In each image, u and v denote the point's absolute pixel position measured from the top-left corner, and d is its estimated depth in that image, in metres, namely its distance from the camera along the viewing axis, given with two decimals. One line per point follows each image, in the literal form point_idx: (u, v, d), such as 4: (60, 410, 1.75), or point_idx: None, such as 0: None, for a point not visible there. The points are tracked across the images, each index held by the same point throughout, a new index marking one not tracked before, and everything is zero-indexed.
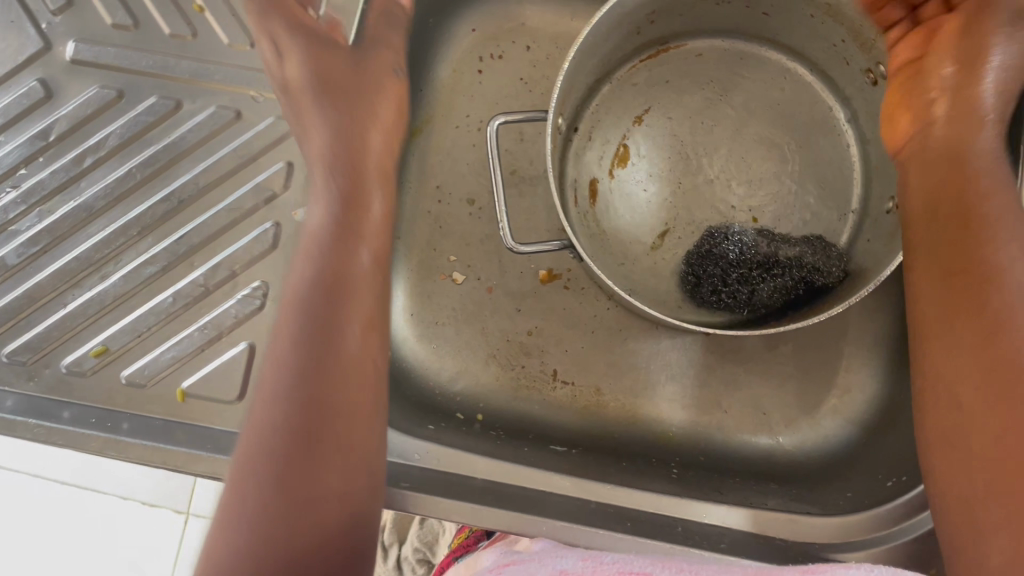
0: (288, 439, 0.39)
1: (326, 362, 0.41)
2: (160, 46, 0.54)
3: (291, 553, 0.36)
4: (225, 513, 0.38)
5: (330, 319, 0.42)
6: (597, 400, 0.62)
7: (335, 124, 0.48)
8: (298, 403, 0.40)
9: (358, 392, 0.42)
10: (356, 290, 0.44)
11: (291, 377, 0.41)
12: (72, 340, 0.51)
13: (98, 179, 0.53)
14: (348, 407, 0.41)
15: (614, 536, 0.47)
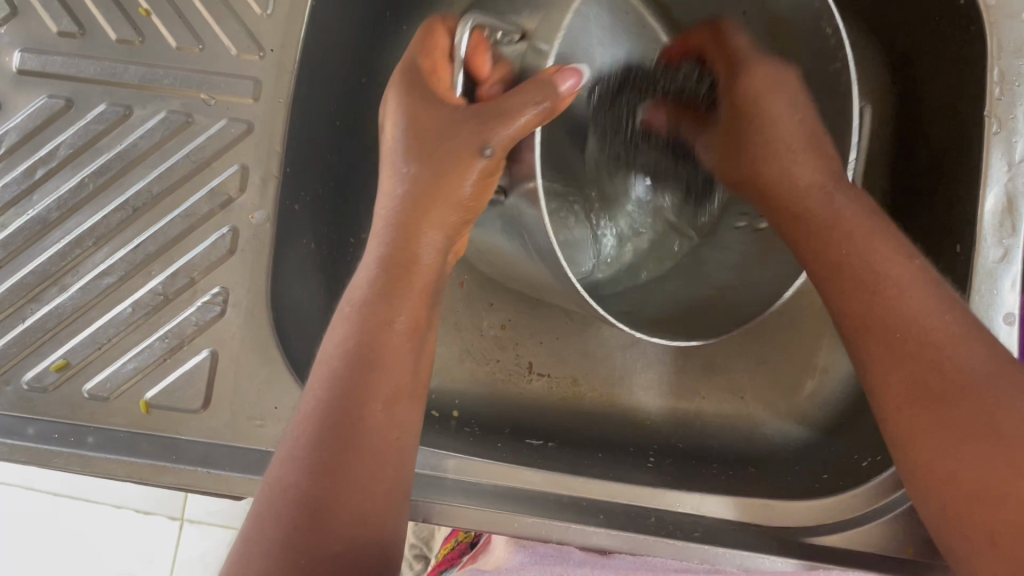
0: (308, 478, 0.37)
1: (355, 413, 0.39)
2: (106, 51, 0.53)
3: None
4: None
5: (363, 365, 0.40)
6: (574, 391, 0.62)
7: (413, 185, 0.43)
8: (321, 441, 0.38)
9: (390, 431, 0.40)
10: (403, 344, 0.42)
11: (320, 413, 0.39)
12: (32, 355, 0.50)
13: (51, 192, 0.52)
14: (378, 450, 0.39)
15: (589, 530, 0.46)
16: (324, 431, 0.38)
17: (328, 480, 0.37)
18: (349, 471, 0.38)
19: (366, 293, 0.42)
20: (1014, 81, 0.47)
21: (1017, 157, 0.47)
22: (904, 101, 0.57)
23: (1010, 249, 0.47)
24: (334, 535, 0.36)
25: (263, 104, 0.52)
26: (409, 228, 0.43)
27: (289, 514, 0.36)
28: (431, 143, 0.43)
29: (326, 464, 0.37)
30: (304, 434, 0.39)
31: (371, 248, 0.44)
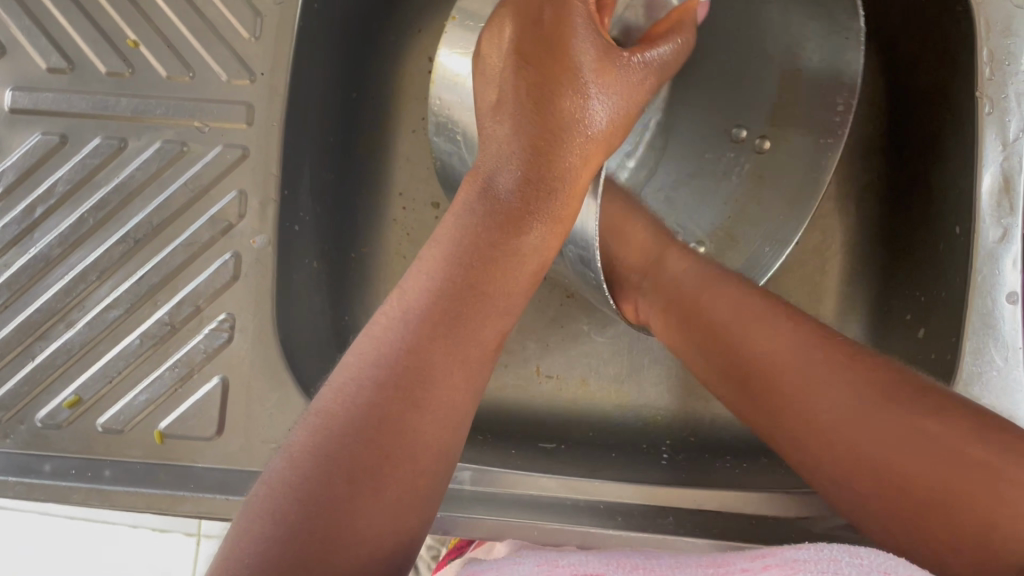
0: (396, 366, 0.35)
1: (431, 379, 0.35)
2: (96, 86, 0.53)
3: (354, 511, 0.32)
4: (296, 455, 0.34)
5: (485, 270, 0.37)
6: (584, 390, 0.62)
7: (540, 110, 0.38)
8: (423, 335, 0.35)
9: (450, 407, 0.35)
10: (519, 276, 0.38)
11: (409, 317, 0.36)
12: (43, 394, 0.50)
13: (51, 230, 0.52)
14: (433, 427, 0.35)
15: (609, 533, 0.47)
16: (384, 394, 0.34)
17: (417, 383, 0.35)
18: (429, 374, 0.35)
19: (482, 226, 0.37)
20: (1003, 61, 0.48)
21: (1011, 135, 0.47)
22: (895, 83, 0.57)
23: (1009, 228, 0.47)
24: (372, 514, 0.33)
25: (258, 128, 0.52)
26: (536, 157, 0.38)
27: (326, 478, 0.33)
28: (551, 87, 0.38)
29: (374, 433, 0.34)
30: (364, 394, 0.34)
31: (494, 172, 0.38)
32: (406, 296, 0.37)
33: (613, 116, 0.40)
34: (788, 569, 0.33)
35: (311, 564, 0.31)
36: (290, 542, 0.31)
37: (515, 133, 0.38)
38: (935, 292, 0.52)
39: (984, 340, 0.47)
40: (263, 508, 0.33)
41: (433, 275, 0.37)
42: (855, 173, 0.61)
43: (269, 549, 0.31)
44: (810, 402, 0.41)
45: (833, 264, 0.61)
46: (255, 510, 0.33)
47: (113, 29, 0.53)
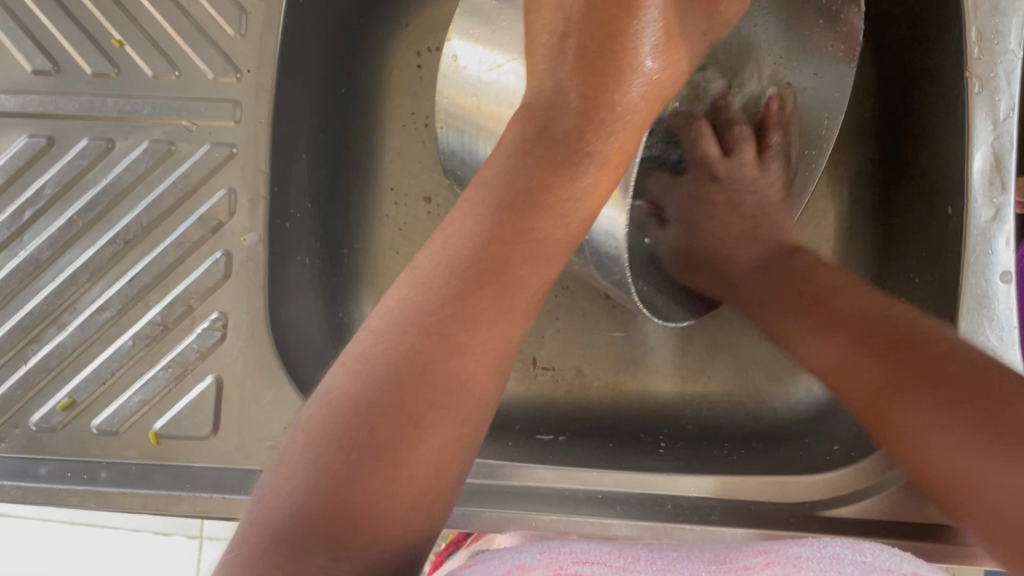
0: (444, 303, 0.34)
1: (470, 326, 0.34)
2: (82, 87, 0.53)
3: (396, 462, 0.31)
4: (341, 398, 0.33)
5: (530, 212, 0.36)
6: (581, 382, 0.62)
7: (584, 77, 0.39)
8: (470, 271, 0.35)
9: (493, 352, 0.34)
10: (564, 227, 0.37)
11: (459, 253, 0.35)
12: (37, 397, 0.50)
13: (40, 232, 0.52)
14: (474, 374, 0.34)
15: (607, 523, 0.46)
16: (426, 340, 0.33)
17: (461, 325, 0.34)
18: (472, 314, 0.34)
19: (529, 164, 0.37)
20: (992, 40, 0.47)
21: (1001, 114, 0.47)
22: (885, 65, 0.57)
23: (1001, 207, 0.47)
24: (414, 465, 0.32)
25: (245, 126, 0.51)
26: (590, 100, 0.39)
27: (366, 427, 0.32)
28: (611, 34, 0.39)
29: (415, 380, 0.32)
30: (406, 342, 0.33)
31: (547, 115, 0.38)
32: (447, 244, 0.36)
33: (664, 77, 0.41)
34: (789, 566, 0.32)
35: (352, 515, 0.30)
36: (329, 495, 0.31)
37: (569, 77, 0.39)
38: (929, 273, 0.52)
39: (979, 320, 0.47)
40: (301, 460, 0.32)
41: (480, 217, 0.36)
42: (846, 160, 0.61)
43: (308, 501, 0.30)
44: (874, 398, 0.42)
45: (826, 250, 0.61)
46: (291, 463, 0.32)
47: (97, 30, 0.53)
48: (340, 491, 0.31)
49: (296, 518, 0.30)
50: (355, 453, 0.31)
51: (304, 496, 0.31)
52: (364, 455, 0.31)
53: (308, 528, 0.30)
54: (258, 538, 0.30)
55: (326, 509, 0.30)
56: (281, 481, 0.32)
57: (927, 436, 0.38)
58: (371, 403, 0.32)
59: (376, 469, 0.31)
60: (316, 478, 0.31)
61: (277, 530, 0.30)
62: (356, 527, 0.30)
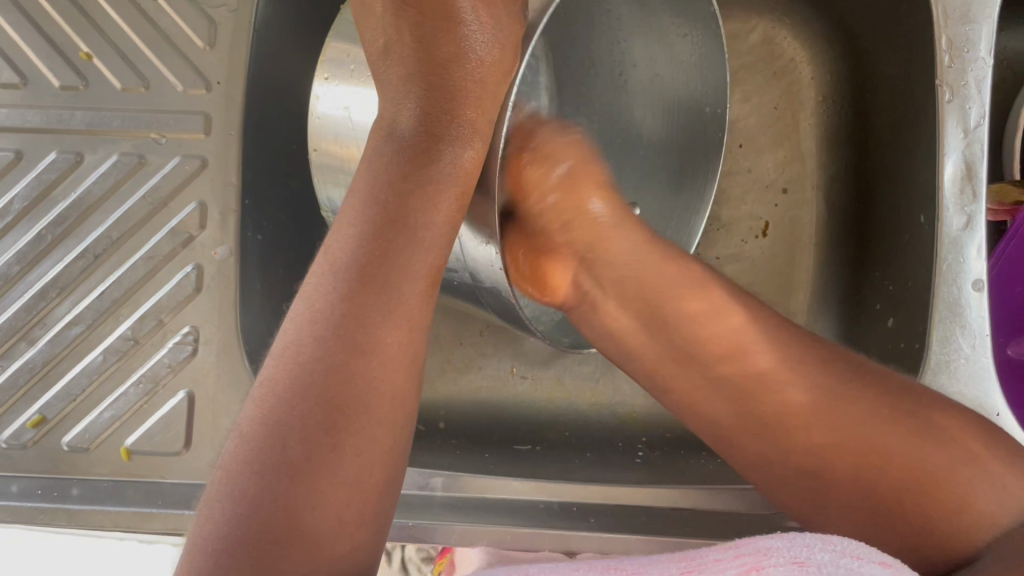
0: (338, 301, 0.34)
1: (374, 321, 0.34)
2: (50, 100, 0.52)
3: (315, 473, 0.31)
4: (253, 411, 0.33)
5: (405, 199, 0.36)
6: (560, 391, 0.62)
7: (420, 85, 0.39)
8: (359, 269, 0.35)
9: (400, 351, 0.35)
10: (438, 212, 0.37)
11: (353, 244, 0.35)
12: (6, 414, 0.49)
13: (8, 247, 0.51)
14: (385, 367, 0.34)
15: (580, 534, 0.47)
16: (328, 345, 0.33)
17: (353, 320, 0.34)
18: (361, 307, 0.34)
19: (391, 161, 0.37)
20: (962, 48, 0.47)
21: (971, 123, 0.47)
22: (857, 75, 0.58)
23: (973, 215, 0.47)
24: (336, 471, 0.32)
25: (215, 139, 0.51)
26: (429, 94, 0.39)
27: (279, 446, 0.31)
28: (434, 26, 0.39)
29: (320, 387, 0.32)
30: (307, 350, 0.33)
31: (393, 113, 0.39)
32: (332, 251, 0.36)
33: (505, 48, 0.40)
34: (759, 556, 0.32)
35: (279, 534, 0.30)
36: (253, 519, 0.30)
37: (405, 74, 0.39)
38: (902, 281, 0.52)
39: (950, 328, 0.47)
40: (220, 491, 0.31)
41: (357, 218, 0.36)
42: (819, 168, 0.61)
43: (235, 527, 0.30)
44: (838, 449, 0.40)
45: (805, 257, 0.60)
46: (214, 494, 0.32)
47: (64, 42, 0.52)
48: (263, 519, 0.30)
49: (221, 543, 0.30)
50: (271, 470, 0.31)
51: (230, 523, 0.30)
52: (280, 469, 0.31)
53: (235, 551, 0.30)
54: (185, 572, 0.30)
55: (247, 527, 0.30)
56: (208, 514, 0.31)
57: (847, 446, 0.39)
58: (281, 416, 0.32)
59: (297, 481, 0.31)
60: (232, 498, 0.31)
61: (208, 555, 0.30)
62: (281, 548, 0.30)
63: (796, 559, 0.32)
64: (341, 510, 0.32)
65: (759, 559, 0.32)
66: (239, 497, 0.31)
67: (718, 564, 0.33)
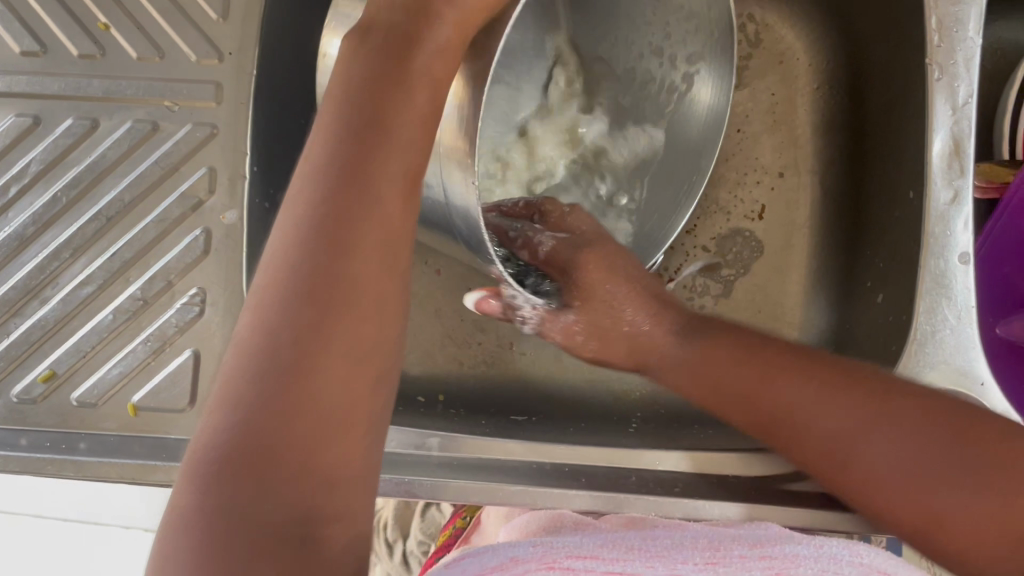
0: (322, 203, 0.34)
1: (359, 224, 0.34)
2: (68, 68, 0.54)
3: (312, 375, 0.32)
4: (249, 320, 0.33)
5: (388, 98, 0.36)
6: (558, 367, 0.63)
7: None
8: (342, 172, 0.35)
9: (381, 254, 0.35)
10: (421, 104, 0.37)
11: (336, 149, 0.36)
12: (17, 370, 0.51)
13: (25, 208, 0.53)
14: (367, 270, 0.34)
15: (570, 494, 0.48)
16: (312, 252, 0.34)
17: (338, 223, 0.34)
18: (344, 210, 0.34)
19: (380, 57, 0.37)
20: (951, 28, 0.49)
21: (960, 101, 0.49)
22: (851, 60, 0.59)
23: (959, 190, 0.48)
24: (326, 375, 0.32)
25: (227, 107, 0.53)
26: None
27: (273, 350, 0.32)
28: None
29: (309, 291, 0.33)
30: (294, 257, 0.34)
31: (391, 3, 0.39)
32: (317, 152, 0.36)
33: None
34: (787, 563, 0.37)
35: (279, 439, 0.31)
36: (251, 424, 0.31)
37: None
38: (892, 258, 0.53)
39: (937, 299, 0.48)
40: (220, 399, 0.32)
41: (341, 119, 0.36)
42: (815, 153, 0.62)
43: (233, 434, 0.31)
44: (884, 464, 0.41)
45: (799, 238, 0.62)
46: (215, 403, 0.32)
47: (83, 12, 0.54)
48: (261, 426, 0.31)
49: (221, 450, 0.31)
50: (266, 376, 0.32)
51: (230, 432, 0.31)
52: (274, 375, 0.32)
53: (235, 457, 0.31)
54: (189, 478, 0.31)
55: (244, 433, 0.31)
56: (208, 425, 0.32)
57: (896, 466, 0.41)
58: (273, 325, 0.33)
59: (291, 389, 0.32)
60: (230, 410, 0.32)
61: (213, 462, 0.31)
62: (282, 456, 0.31)
63: (825, 570, 0.37)
64: (334, 412, 0.32)
65: (790, 565, 0.37)
66: (237, 405, 0.32)
67: (744, 561, 0.37)
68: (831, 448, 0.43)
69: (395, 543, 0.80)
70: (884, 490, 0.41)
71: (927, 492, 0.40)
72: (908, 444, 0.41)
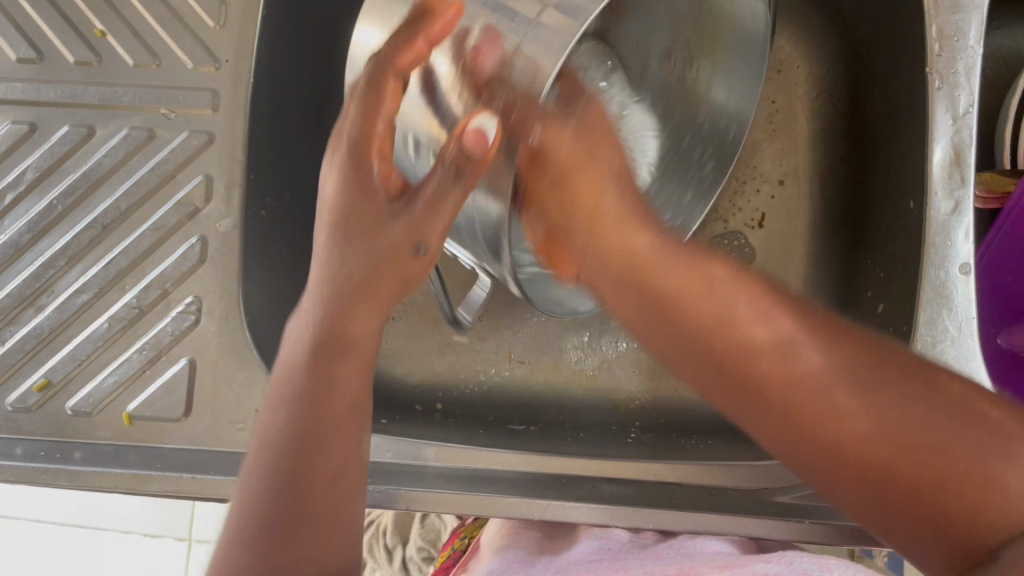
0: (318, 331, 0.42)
1: (350, 343, 0.42)
2: (65, 75, 0.54)
3: (318, 467, 0.40)
4: (265, 419, 0.41)
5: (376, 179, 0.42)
6: (557, 376, 0.62)
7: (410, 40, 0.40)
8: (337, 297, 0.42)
9: (364, 364, 0.42)
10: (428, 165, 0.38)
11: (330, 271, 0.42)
12: (12, 378, 0.51)
13: (21, 216, 0.53)
14: (354, 382, 0.41)
15: (566, 506, 0.47)
16: (314, 366, 0.41)
17: (334, 375, 0.41)
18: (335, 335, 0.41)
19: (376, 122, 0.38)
20: (952, 37, 0.48)
21: (961, 110, 0.48)
22: (852, 68, 0.59)
23: (960, 201, 0.48)
24: (328, 466, 0.40)
25: (223, 114, 0.53)
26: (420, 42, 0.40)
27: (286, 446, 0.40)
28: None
29: (312, 399, 0.40)
30: (297, 369, 0.41)
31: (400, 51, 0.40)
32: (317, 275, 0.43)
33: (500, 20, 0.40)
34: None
35: (293, 521, 0.39)
36: (271, 509, 0.39)
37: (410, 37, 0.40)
38: (892, 267, 0.53)
39: (938, 310, 0.48)
40: (246, 487, 0.40)
41: (336, 186, 0.43)
42: (814, 161, 0.62)
43: (259, 513, 0.39)
44: (866, 425, 0.33)
45: (798, 246, 0.61)
46: (242, 490, 0.40)
47: (80, 19, 0.54)
48: (280, 516, 0.39)
49: (247, 533, 0.39)
50: (282, 469, 0.40)
51: (254, 516, 0.39)
52: (289, 469, 0.40)
53: (259, 537, 0.38)
54: (221, 555, 0.39)
55: (266, 514, 0.39)
56: (236, 509, 0.40)
57: (895, 425, 0.32)
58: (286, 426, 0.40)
59: (301, 479, 0.39)
60: (254, 497, 0.40)
61: (243, 544, 0.39)
62: (295, 535, 0.39)
63: None
64: (333, 500, 0.40)
65: None
66: (259, 494, 0.39)
67: None
68: (809, 400, 0.34)
69: (396, 550, 0.79)
70: (868, 460, 0.33)
71: (928, 469, 0.32)
72: (925, 411, 0.33)
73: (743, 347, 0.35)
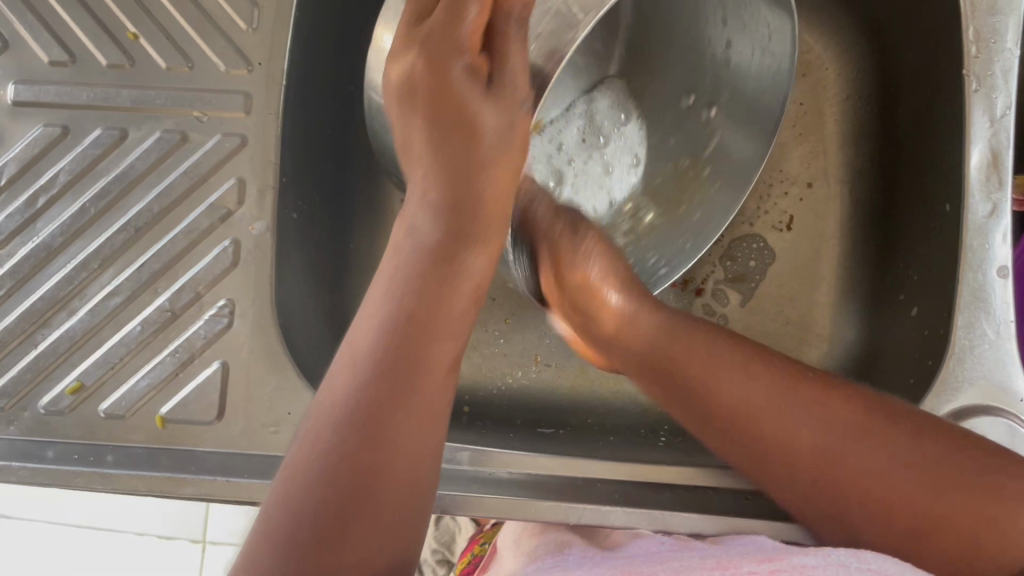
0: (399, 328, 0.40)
1: (429, 345, 0.40)
2: (98, 78, 0.54)
3: (379, 466, 0.37)
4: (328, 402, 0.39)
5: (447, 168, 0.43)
6: (584, 379, 0.62)
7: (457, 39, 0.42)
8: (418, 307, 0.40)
9: (439, 371, 0.40)
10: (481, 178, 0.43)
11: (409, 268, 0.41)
12: (44, 382, 0.51)
13: (54, 219, 0.53)
14: (428, 394, 0.39)
15: (602, 510, 0.47)
16: (390, 361, 0.39)
17: (407, 383, 0.39)
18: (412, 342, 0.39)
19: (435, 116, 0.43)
20: (989, 39, 0.48)
21: (998, 113, 0.48)
22: (882, 71, 0.59)
23: (998, 204, 0.48)
24: (389, 473, 0.38)
25: (255, 118, 0.53)
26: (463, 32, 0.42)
27: (345, 438, 0.37)
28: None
29: (384, 396, 0.38)
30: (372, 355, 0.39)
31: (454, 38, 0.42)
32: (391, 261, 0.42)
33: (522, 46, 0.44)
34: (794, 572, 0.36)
35: (340, 527, 0.36)
36: (317, 513, 0.36)
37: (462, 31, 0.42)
38: (926, 271, 0.53)
39: (975, 314, 0.47)
40: (291, 478, 0.37)
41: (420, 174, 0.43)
42: (844, 164, 0.61)
43: (302, 520, 0.36)
44: (854, 467, 0.42)
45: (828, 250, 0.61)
46: (285, 482, 0.37)
47: (113, 22, 0.54)
48: (323, 523, 0.36)
49: (285, 537, 0.35)
50: (338, 467, 0.37)
51: (294, 518, 0.36)
52: (345, 467, 0.37)
53: (298, 542, 0.35)
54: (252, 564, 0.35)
55: (309, 514, 0.36)
56: (273, 504, 0.37)
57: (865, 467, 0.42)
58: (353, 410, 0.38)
59: (357, 477, 0.37)
60: (299, 495, 0.36)
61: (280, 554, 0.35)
62: (336, 542, 0.36)
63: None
64: (390, 507, 0.38)
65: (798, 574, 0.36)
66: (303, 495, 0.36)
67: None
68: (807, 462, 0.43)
69: None
70: (832, 480, 0.43)
71: (883, 489, 0.42)
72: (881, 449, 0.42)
73: (722, 409, 0.46)
